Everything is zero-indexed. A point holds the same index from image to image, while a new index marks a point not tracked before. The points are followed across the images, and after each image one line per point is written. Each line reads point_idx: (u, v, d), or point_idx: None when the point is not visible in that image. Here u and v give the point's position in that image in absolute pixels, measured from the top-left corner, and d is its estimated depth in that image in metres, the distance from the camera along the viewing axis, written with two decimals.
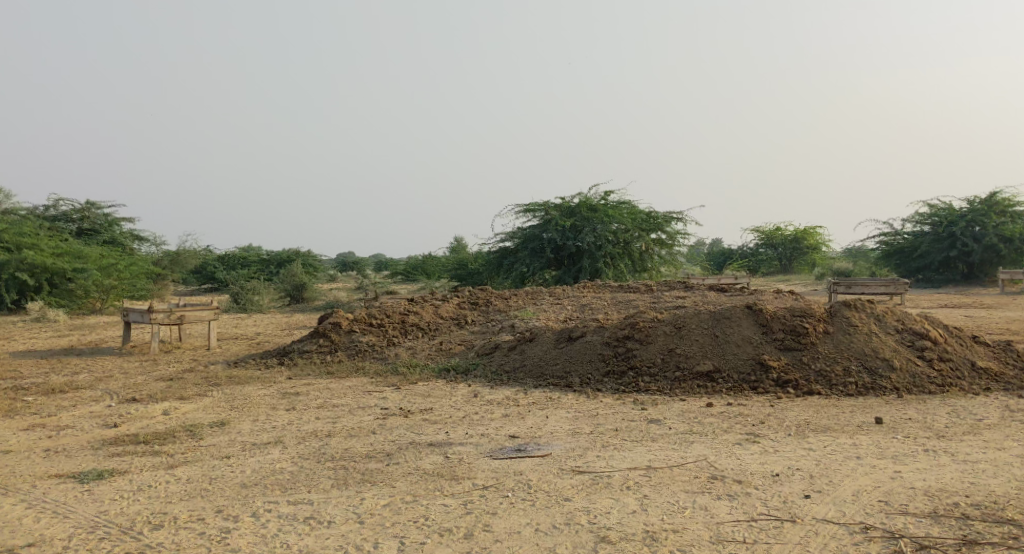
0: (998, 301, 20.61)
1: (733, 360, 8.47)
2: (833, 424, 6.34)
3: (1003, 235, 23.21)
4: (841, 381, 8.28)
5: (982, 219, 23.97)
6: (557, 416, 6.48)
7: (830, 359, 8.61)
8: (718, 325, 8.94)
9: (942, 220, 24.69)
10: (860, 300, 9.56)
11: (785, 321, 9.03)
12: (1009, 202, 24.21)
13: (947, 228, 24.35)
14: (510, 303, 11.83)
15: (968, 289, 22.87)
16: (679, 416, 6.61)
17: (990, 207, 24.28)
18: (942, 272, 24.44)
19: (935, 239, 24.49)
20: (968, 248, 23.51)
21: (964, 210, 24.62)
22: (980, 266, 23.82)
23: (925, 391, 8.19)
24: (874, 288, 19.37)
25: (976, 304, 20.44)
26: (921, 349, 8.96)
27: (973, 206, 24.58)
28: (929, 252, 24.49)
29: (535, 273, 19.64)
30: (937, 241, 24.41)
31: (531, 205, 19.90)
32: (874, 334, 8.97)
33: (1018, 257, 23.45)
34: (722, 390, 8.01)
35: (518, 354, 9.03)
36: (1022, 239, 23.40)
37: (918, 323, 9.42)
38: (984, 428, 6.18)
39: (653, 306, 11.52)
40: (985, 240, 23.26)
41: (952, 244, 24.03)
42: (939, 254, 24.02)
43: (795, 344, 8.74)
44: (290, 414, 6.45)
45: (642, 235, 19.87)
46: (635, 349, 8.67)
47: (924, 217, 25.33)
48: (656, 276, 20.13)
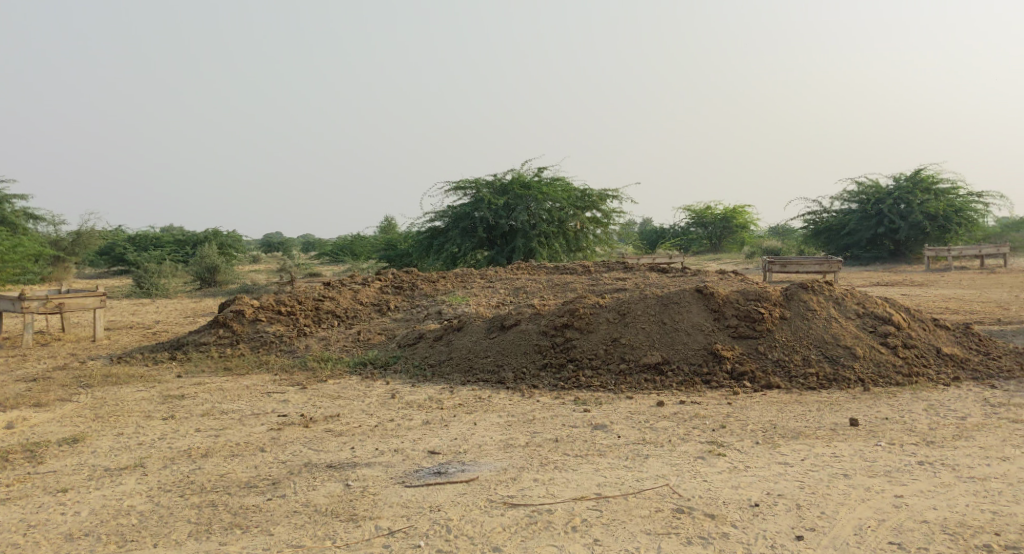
0: (928, 278, 20.43)
1: (683, 350, 7.63)
2: (803, 428, 5.54)
3: (929, 211, 23.09)
4: (802, 372, 7.54)
5: (908, 196, 23.72)
6: (487, 423, 5.50)
7: (788, 347, 7.85)
8: (665, 311, 8.08)
9: (870, 198, 24.51)
10: (818, 282, 8.84)
11: (738, 306, 8.22)
12: (932, 180, 24.08)
13: (874, 206, 24.12)
14: (438, 286, 10.80)
15: (896, 267, 22.67)
16: (630, 421, 5.70)
17: (916, 184, 24.17)
18: (869, 250, 24.26)
19: (864, 217, 24.26)
20: (895, 225, 23.32)
21: (891, 188, 24.46)
22: (907, 243, 23.66)
23: (891, 383, 7.51)
24: (809, 265, 19.22)
25: (908, 281, 20.24)
26: (884, 335, 8.29)
27: (900, 183, 24.43)
28: (858, 230, 24.27)
29: (466, 254, 18.63)
30: (865, 219, 24.18)
31: (461, 182, 18.79)
32: (834, 320, 8.27)
33: (945, 235, 23.40)
34: (673, 385, 7.16)
35: (445, 346, 8.00)
36: (945, 216, 23.28)
37: (879, 306, 8.78)
38: (971, 430, 5.46)
39: (593, 289, 10.64)
40: (911, 218, 23.06)
41: (880, 221, 23.84)
42: (869, 231, 23.80)
43: (749, 332, 7.95)
44: (165, 425, 5.33)
45: (577, 213, 19.02)
46: (575, 339, 7.74)
47: (851, 195, 25.07)
48: (590, 255, 19.39)
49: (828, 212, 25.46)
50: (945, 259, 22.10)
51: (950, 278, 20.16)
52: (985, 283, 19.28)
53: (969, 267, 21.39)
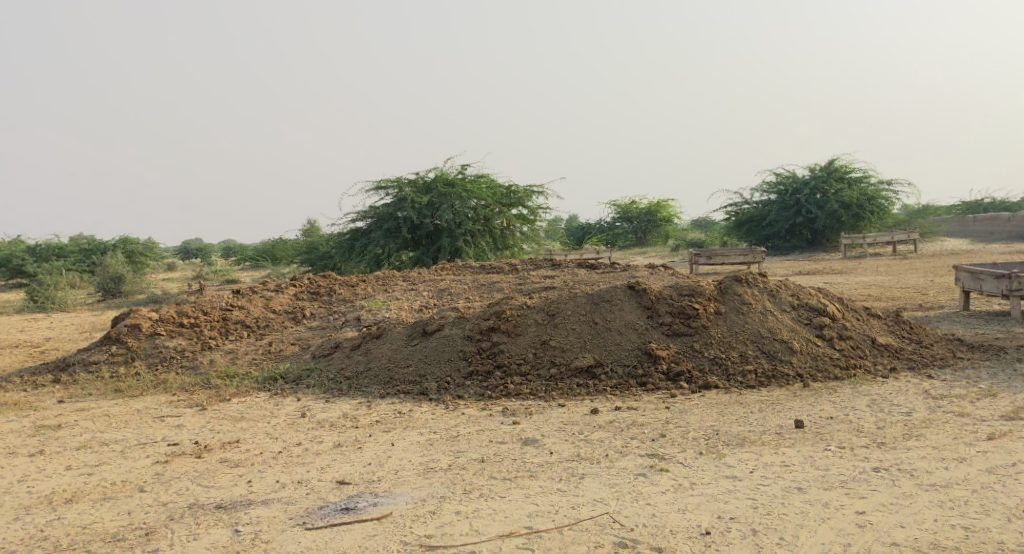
0: (847, 265, 20.66)
1: (617, 351, 7.22)
2: (748, 433, 5.17)
3: (844, 200, 23.41)
4: (739, 370, 7.22)
5: (823, 186, 24.07)
6: (406, 443, 4.96)
7: (724, 343, 7.52)
8: (597, 311, 7.66)
9: (787, 189, 24.73)
10: (751, 274, 8.55)
11: (672, 302, 7.85)
12: (846, 169, 24.43)
13: (792, 196, 24.37)
14: (358, 291, 10.18)
15: (815, 256, 22.94)
16: (563, 433, 5.23)
17: (829, 174, 24.49)
18: (789, 240, 24.51)
19: (782, 208, 24.48)
20: (813, 215, 23.56)
21: (807, 178, 24.73)
22: (823, 232, 23.97)
23: (830, 377, 7.25)
24: (733, 256, 19.23)
25: (828, 269, 20.41)
26: (820, 327, 8.05)
27: (815, 173, 24.71)
28: (777, 221, 24.47)
29: (391, 255, 18.00)
30: (784, 209, 24.40)
31: (383, 181, 18.10)
32: (770, 313, 7.98)
33: (859, 223, 23.77)
34: (607, 389, 6.74)
35: (362, 355, 7.39)
36: (860, 205, 23.64)
37: (813, 297, 8.55)
38: (919, 426, 5.17)
39: (521, 289, 10.16)
40: (827, 207, 23.34)
41: (798, 212, 24.07)
42: (787, 222, 24.00)
43: (684, 329, 7.59)
44: (32, 463, 4.65)
45: (503, 210, 18.58)
46: (503, 343, 7.25)
47: (770, 186, 25.28)
48: (518, 253, 19.01)
49: (747, 204, 25.61)
50: (861, 247, 22.44)
51: (867, 265, 20.42)
52: (901, 269, 19.56)
53: (884, 254, 21.75)
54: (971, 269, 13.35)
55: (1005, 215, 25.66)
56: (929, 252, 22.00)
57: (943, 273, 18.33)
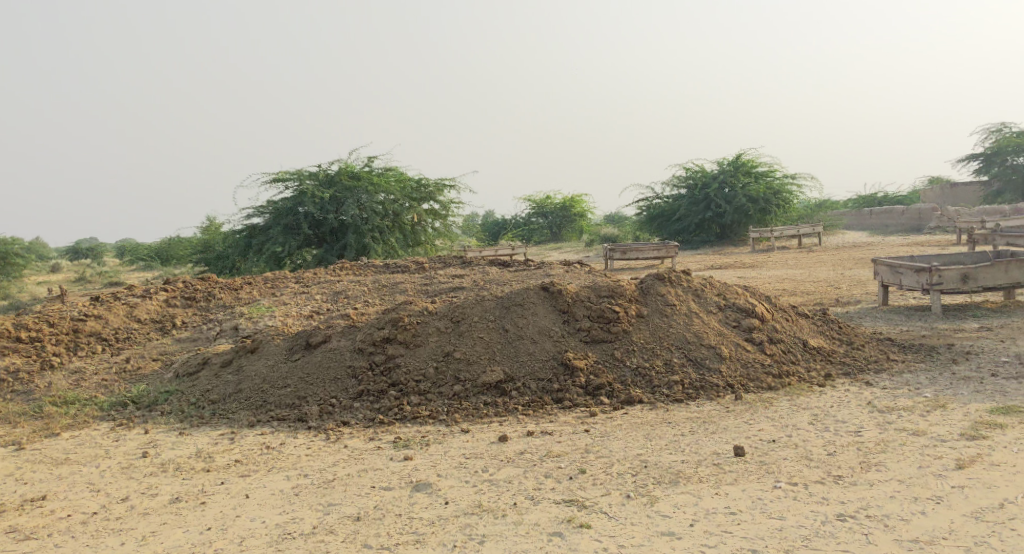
0: (756, 259, 20.43)
1: (529, 364, 6.35)
2: (682, 464, 4.40)
3: (751, 194, 23.24)
4: (664, 381, 6.48)
5: (731, 180, 23.87)
6: (264, 494, 3.96)
7: (647, 350, 6.76)
8: (506, 317, 6.77)
9: (697, 182, 24.45)
10: (674, 271, 7.81)
11: (590, 305, 7.03)
12: (753, 163, 24.32)
13: (702, 190, 24.10)
14: (240, 295, 9.02)
15: (724, 249, 22.68)
16: (463, 473, 4.31)
17: (737, 168, 24.30)
18: (698, 234, 24.24)
19: (692, 202, 24.18)
20: (721, 209, 23.33)
21: (715, 172, 24.48)
22: (731, 226, 23.79)
23: (762, 386, 6.59)
24: (647, 252, 18.79)
25: (739, 263, 20.13)
26: (748, 330, 7.37)
27: (723, 167, 24.51)
28: (687, 215, 24.14)
29: (292, 253, 16.72)
30: (693, 204, 24.10)
31: (280, 174, 16.75)
32: (695, 315, 7.26)
33: (766, 216, 23.62)
34: (519, 408, 5.87)
35: (232, 373, 6.28)
36: (766, 198, 23.57)
37: (740, 296, 7.88)
38: (875, 453, 4.57)
39: (426, 291, 9.19)
40: (735, 201, 23.16)
41: (707, 206, 23.82)
42: (697, 216, 23.70)
43: (603, 335, 6.78)
44: None
45: (413, 205, 17.61)
46: (399, 356, 6.26)
47: (680, 180, 24.94)
48: (429, 249, 18.12)
49: (659, 198, 25.18)
50: (769, 240, 22.34)
51: (776, 258, 20.26)
52: (810, 261, 19.43)
53: (791, 247, 21.68)
54: (891, 263, 13.06)
55: (902, 208, 26.06)
56: (833, 244, 22.05)
57: (851, 266, 18.23)
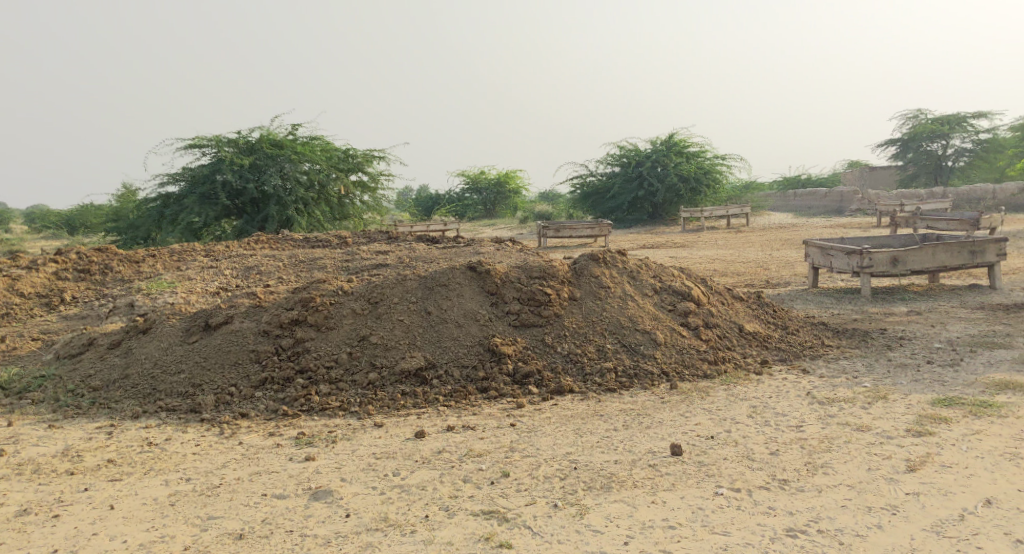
0: (688, 238, 20.31)
1: (453, 350, 5.87)
2: (615, 466, 4.00)
3: (682, 173, 23.17)
4: (597, 369, 6.09)
5: (664, 158, 23.69)
6: (133, 505, 3.45)
7: (579, 336, 6.36)
8: (430, 298, 6.27)
9: (630, 160, 24.20)
10: (609, 251, 7.41)
11: (519, 286, 6.57)
12: (686, 142, 24.19)
13: (635, 168, 23.85)
14: (141, 268, 8.26)
15: (655, 228, 22.55)
16: (369, 477, 3.82)
17: (670, 147, 24.11)
18: (631, 212, 24.06)
19: (625, 180, 23.92)
20: (654, 188, 23.16)
21: (649, 150, 24.27)
22: (663, 205, 23.73)
23: (698, 374, 6.26)
24: (580, 230, 18.50)
25: (670, 242, 19.96)
26: (684, 314, 7.03)
27: (656, 145, 24.30)
28: (619, 193, 23.86)
29: (209, 224, 15.78)
30: (626, 182, 23.85)
31: (196, 139, 15.73)
32: (630, 299, 6.89)
33: (696, 196, 23.64)
34: (440, 398, 5.40)
35: (120, 356, 5.63)
36: (697, 178, 23.53)
37: (677, 279, 7.53)
38: (820, 452, 4.25)
39: (347, 268, 8.58)
40: (667, 180, 23.03)
41: (640, 184, 23.61)
42: (629, 194, 23.46)
43: (533, 319, 6.35)
44: None
45: (340, 176, 16.89)
46: (309, 340, 5.71)
47: (614, 158, 24.67)
48: (357, 223, 17.46)
49: (593, 175, 24.85)
50: (700, 219, 22.29)
51: (707, 238, 20.16)
52: (739, 242, 19.39)
53: (720, 227, 21.66)
54: (821, 245, 12.95)
55: (825, 190, 26.34)
56: (761, 225, 22.10)
57: (780, 247, 18.22)
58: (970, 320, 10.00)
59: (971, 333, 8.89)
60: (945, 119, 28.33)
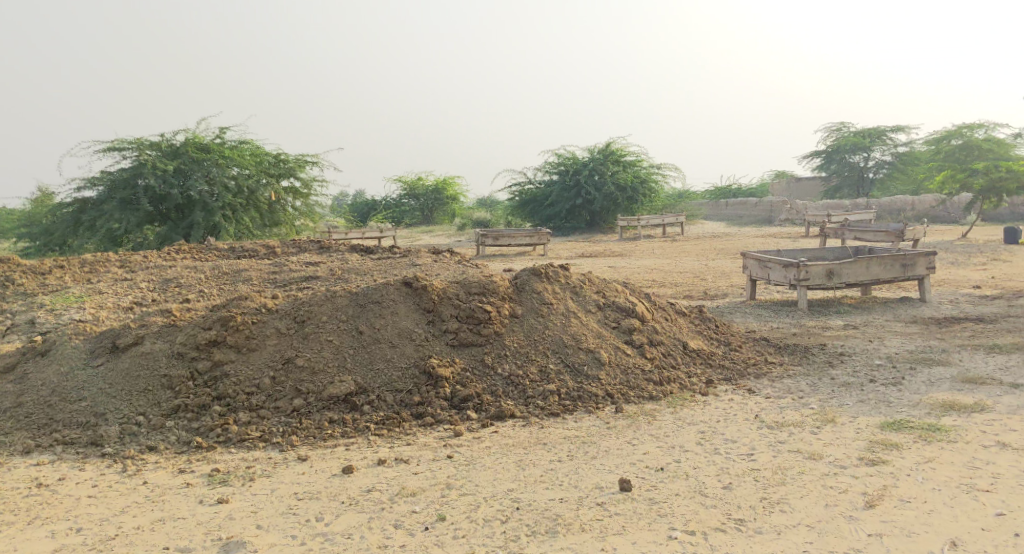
0: (625, 247, 20.23)
1: (386, 373, 5.50)
2: (559, 505, 3.73)
3: (619, 182, 23.16)
4: (539, 391, 5.80)
5: (601, 167, 23.61)
6: None
7: (520, 356, 6.06)
8: (362, 316, 5.88)
9: (568, 169, 24.05)
10: (551, 266, 7.13)
11: (458, 303, 6.22)
12: (623, 152, 24.17)
13: (573, 177, 23.71)
14: (47, 282, 7.68)
15: (593, 237, 22.44)
16: (288, 524, 3.48)
17: (607, 156, 24.05)
18: (569, 221, 23.93)
19: (563, 188, 23.76)
20: (591, 197, 23.09)
21: (586, 159, 24.17)
22: (600, 214, 23.70)
23: (643, 396, 6.02)
24: (519, 239, 18.28)
25: (608, 251, 19.84)
26: (628, 332, 6.79)
27: (593, 154, 24.21)
28: (557, 202, 23.70)
29: (130, 231, 15.03)
30: (564, 190, 23.68)
31: (116, 142, 14.97)
32: (573, 316, 6.62)
33: (633, 205, 23.66)
34: (371, 427, 5.03)
35: (15, 382, 5.13)
36: (634, 187, 23.54)
37: (620, 294, 7.28)
38: (774, 485, 4.03)
39: (273, 281, 8.12)
40: (605, 189, 22.97)
41: (578, 193, 23.48)
42: (567, 203, 23.33)
43: (472, 338, 6.02)
44: None
45: (270, 181, 16.30)
46: (228, 364, 5.29)
47: (552, 166, 24.51)
48: (289, 231, 16.88)
49: (531, 183, 24.63)
50: (636, 228, 22.33)
51: (644, 247, 20.11)
52: (675, 251, 19.37)
53: (656, 236, 21.66)
54: (759, 257, 12.93)
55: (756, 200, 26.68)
56: (696, 234, 22.16)
57: (716, 257, 18.25)
58: (905, 335, 10.02)
59: (909, 348, 8.87)
60: (866, 132, 28.98)
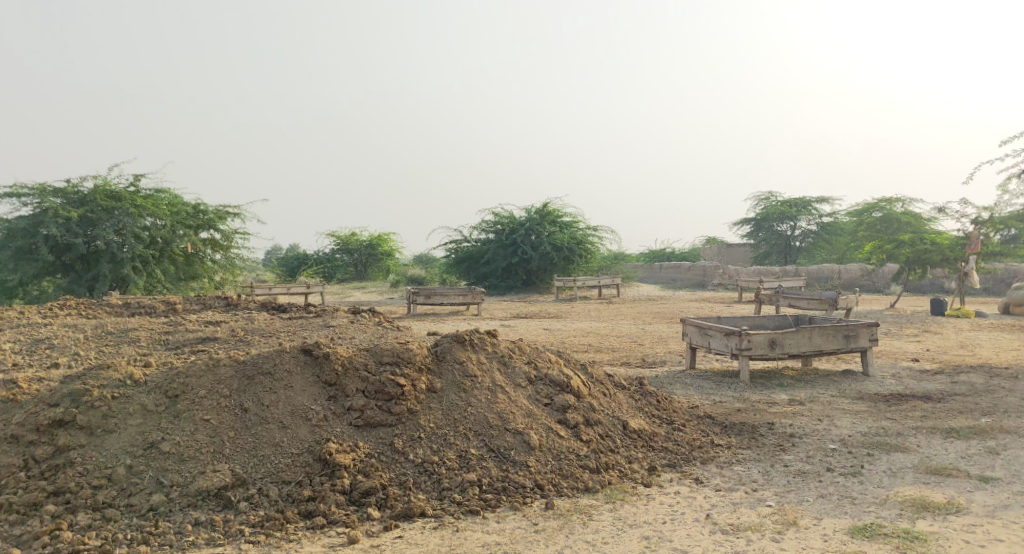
0: (561, 308, 19.56)
1: (273, 460, 4.60)
2: None
3: (556, 242, 22.68)
4: (456, 482, 4.94)
5: (538, 227, 23.13)
6: None
7: (436, 438, 5.20)
8: (250, 389, 4.98)
9: (504, 228, 23.44)
10: (476, 332, 6.33)
11: (366, 375, 5.35)
12: (559, 213, 23.74)
13: (509, 235, 23.10)
14: None
15: (529, 297, 21.77)
16: None
17: (543, 216, 23.57)
18: (504, 279, 23.26)
19: (499, 246, 23.10)
20: (527, 256, 22.53)
21: (523, 218, 23.61)
22: (537, 273, 23.12)
23: (578, 488, 5.21)
24: (453, 297, 17.46)
25: (544, 312, 19.13)
26: (561, 410, 5.99)
27: (530, 214, 23.67)
28: (492, 260, 23.00)
29: (26, 283, 13.72)
30: (500, 248, 23.04)
31: (16, 187, 13.79)
32: (500, 391, 5.81)
33: (569, 265, 23.13)
34: (245, 534, 4.14)
35: None
36: (571, 247, 23.09)
37: (554, 366, 6.50)
38: None
39: (164, 342, 7.14)
40: (542, 249, 22.49)
41: (514, 251, 22.86)
42: (502, 261, 22.67)
43: (380, 418, 5.15)
44: None
45: (187, 232, 15.25)
46: (74, 450, 4.39)
47: (489, 225, 23.89)
48: (206, 285, 15.75)
49: (468, 241, 23.90)
50: (572, 288, 21.76)
51: (581, 309, 19.48)
52: (613, 314, 18.78)
53: (593, 298, 21.09)
54: (700, 324, 12.33)
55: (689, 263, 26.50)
56: (632, 297, 21.68)
57: (654, 321, 17.69)
58: (853, 413, 9.45)
59: (860, 430, 8.27)
60: (793, 202, 29.28)
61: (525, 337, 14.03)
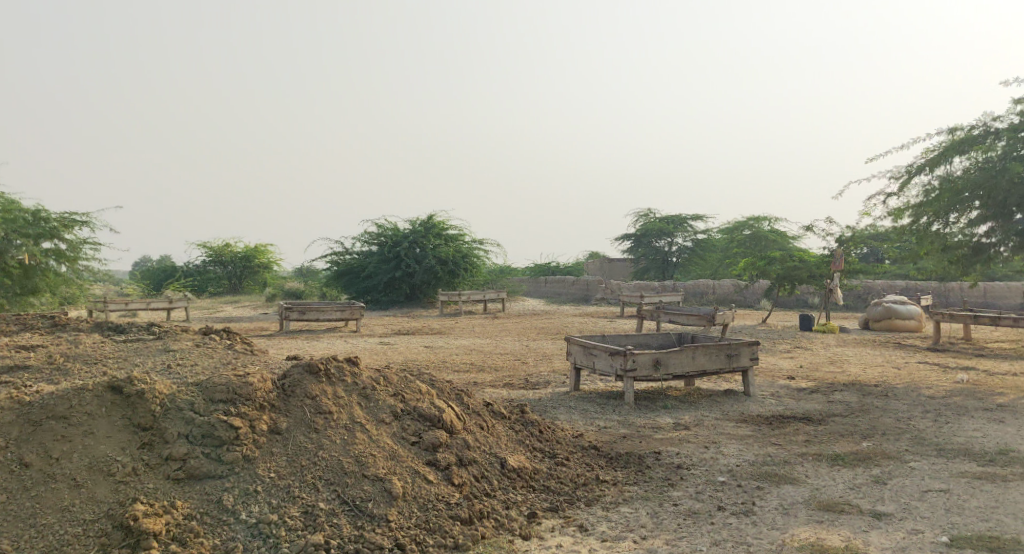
0: (445, 324, 18.77)
1: (55, 530, 3.81)
2: None
3: (440, 256, 21.96)
4: (297, 545, 4.12)
5: (422, 240, 22.30)
6: None
7: (277, 489, 4.37)
8: (37, 438, 4.14)
9: (386, 240, 22.45)
10: (334, 361, 5.51)
11: (191, 417, 4.49)
12: (444, 226, 22.96)
13: (393, 248, 22.12)
14: None
15: (412, 312, 20.86)
16: None
17: (428, 229, 22.68)
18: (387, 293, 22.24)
19: (381, 260, 22.11)
20: (411, 269, 21.66)
21: (406, 230, 22.62)
22: (421, 287, 22.29)
23: (445, 545, 4.47)
24: (329, 313, 16.38)
25: (427, 328, 18.30)
26: (431, 450, 5.24)
27: (414, 226, 22.78)
28: (375, 273, 21.96)
29: None
30: (383, 261, 22.06)
31: None
32: (359, 430, 5.01)
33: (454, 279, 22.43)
34: None
35: None
36: (455, 261, 22.42)
37: (424, 398, 5.73)
38: None
39: None
40: (426, 262, 21.72)
41: (398, 265, 21.89)
42: (385, 275, 21.70)
43: (207, 468, 4.29)
44: None
45: (27, 243, 13.63)
46: None
47: (372, 237, 22.86)
48: (47, 301, 14.16)
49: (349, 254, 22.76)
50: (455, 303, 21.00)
51: (464, 325, 18.74)
52: (498, 330, 18.13)
53: (477, 313, 20.40)
54: (585, 344, 11.80)
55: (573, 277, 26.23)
56: (516, 311, 21.18)
57: (537, 337, 17.16)
58: (739, 438, 9.08)
59: (747, 458, 7.85)
60: (670, 219, 29.47)
61: (403, 356, 13.17)
